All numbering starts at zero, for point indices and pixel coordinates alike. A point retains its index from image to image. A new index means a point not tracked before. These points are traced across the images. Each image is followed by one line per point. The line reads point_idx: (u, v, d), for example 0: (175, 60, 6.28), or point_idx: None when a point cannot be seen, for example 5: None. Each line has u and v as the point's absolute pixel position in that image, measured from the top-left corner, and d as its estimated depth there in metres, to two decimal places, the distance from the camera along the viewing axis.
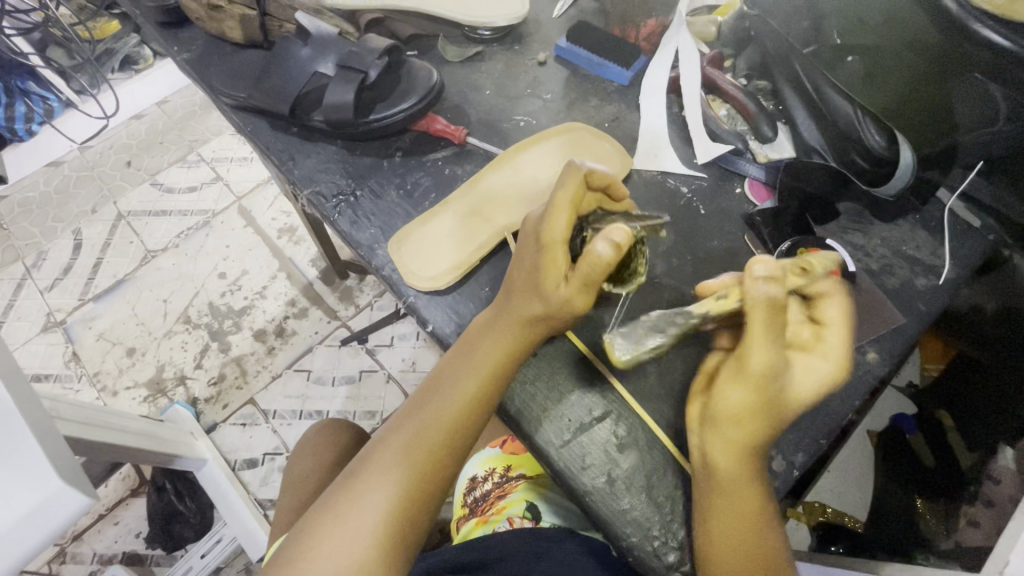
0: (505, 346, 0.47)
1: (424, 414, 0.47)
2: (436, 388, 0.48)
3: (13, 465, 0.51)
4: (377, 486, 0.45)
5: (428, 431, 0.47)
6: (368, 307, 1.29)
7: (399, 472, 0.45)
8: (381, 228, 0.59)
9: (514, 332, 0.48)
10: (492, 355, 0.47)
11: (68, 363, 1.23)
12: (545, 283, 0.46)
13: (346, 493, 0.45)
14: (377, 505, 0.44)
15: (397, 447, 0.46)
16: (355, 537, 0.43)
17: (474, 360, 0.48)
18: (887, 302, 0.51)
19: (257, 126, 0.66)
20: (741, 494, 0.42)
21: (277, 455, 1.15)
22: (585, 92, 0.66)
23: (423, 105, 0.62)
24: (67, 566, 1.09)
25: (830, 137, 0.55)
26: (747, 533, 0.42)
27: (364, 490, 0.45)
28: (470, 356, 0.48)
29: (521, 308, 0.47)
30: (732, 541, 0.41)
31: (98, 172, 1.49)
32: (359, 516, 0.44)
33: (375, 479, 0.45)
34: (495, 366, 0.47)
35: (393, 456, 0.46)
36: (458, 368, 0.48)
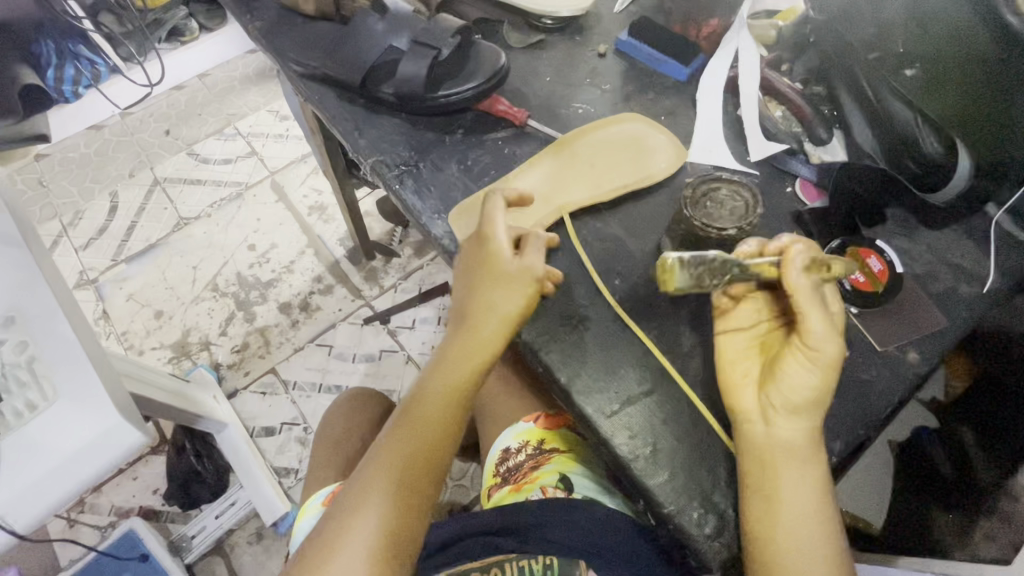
0: (446, 418, 0.53)
1: (375, 476, 0.50)
2: (374, 475, 0.50)
3: (77, 397, 0.52)
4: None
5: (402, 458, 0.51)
6: (392, 289, 1.31)
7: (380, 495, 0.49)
8: (441, 199, 0.62)
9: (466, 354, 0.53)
10: (432, 430, 0.52)
11: (97, 320, 1.27)
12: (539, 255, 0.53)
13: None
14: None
15: (345, 544, 0.47)
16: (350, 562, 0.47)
17: (410, 439, 0.51)
18: (931, 305, 0.53)
19: (324, 95, 0.68)
20: (783, 471, 0.45)
21: (295, 425, 1.17)
22: (643, 85, 0.68)
23: (489, 85, 0.65)
24: (85, 516, 1.08)
25: (885, 143, 0.57)
26: (787, 514, 0.44)
27: (353, 524, 0.48)
28: (410, 437, 0.52)
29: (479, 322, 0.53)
30: (774, 522, 0.44)
31: (137, 139, 1.53)
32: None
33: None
34: (450, 395, 0.53)
35: (344, 557, 0.47)
36: (398, 449, 0.51)
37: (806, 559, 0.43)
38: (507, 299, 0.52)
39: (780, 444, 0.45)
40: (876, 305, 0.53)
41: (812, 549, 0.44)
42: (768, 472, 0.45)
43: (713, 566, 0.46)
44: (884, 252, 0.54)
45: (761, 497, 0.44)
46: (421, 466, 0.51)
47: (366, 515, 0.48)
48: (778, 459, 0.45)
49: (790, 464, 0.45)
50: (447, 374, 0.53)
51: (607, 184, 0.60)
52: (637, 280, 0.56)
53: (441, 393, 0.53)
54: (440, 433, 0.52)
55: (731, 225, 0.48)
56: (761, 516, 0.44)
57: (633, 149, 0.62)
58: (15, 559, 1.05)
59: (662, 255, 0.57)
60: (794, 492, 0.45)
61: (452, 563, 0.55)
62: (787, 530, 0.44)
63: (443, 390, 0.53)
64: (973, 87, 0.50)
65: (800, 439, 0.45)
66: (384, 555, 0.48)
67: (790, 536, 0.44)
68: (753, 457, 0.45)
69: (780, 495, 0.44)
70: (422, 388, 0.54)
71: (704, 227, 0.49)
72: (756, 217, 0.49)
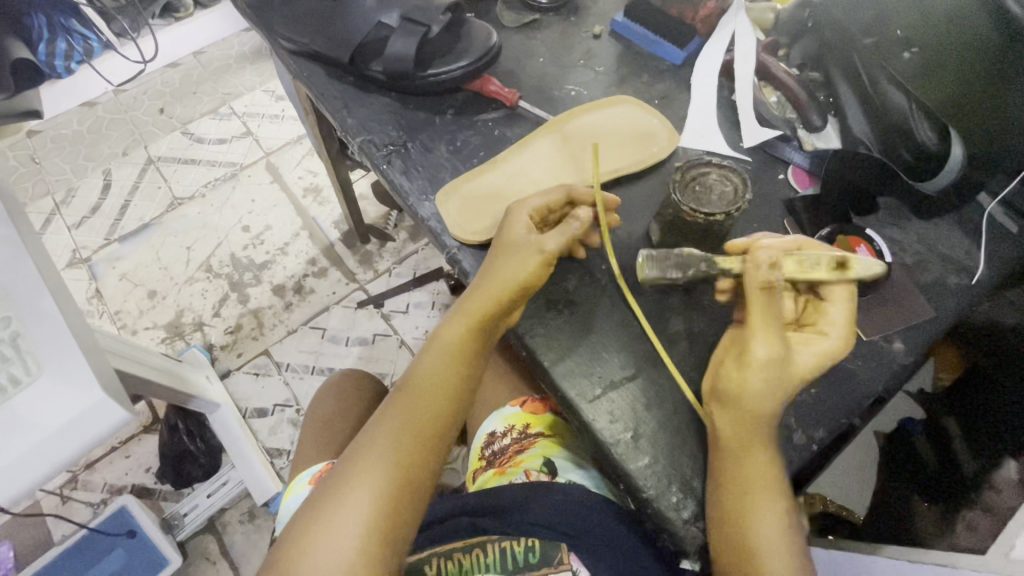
0: (451, 382, 0.52)
1: (375, 452, 0.49)
2: (378, 434, 0.50)
3: (59, 373, 0.52)
4: (331, 543, 0.45)
5: (403, 435, 0.49)
6: (386, 273, 1.30)
7: (378, 473, 0.48)
8: (430, 180, 0.61)
9: (470, 328, 0.52)
10: (436, 395, 0.51)
11: (90, 299, 1.26)
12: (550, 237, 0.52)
13: (296, 561, 0.45)
14: (340, 559, 0.45)
15: (346, 499, 0.47)
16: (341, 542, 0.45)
17: (415, 401, 0.51)
18: (918, 295, 0.53)
19: (313, 72, 0.67)
20: (752, 459, 0.45)
21: (287, 407, 1.17)
22: (637, 68, 0.67)
23: (481, 65, 0.64)
24: (78, 493, 1.09)
25: (879, 130, 0.56)
26: (754, 499, 0.44)
27: (347, 501, 0.47)
28: (415, 397, 0.51)
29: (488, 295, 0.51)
30: (742, 505, 0.44)
31: (130, 117, 1.51)
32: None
33: (328, 534, 0.45)
34: (454, 371, 0.52)
35: (344, 511, 0.46)
36: (401, 410, 0.51)
37: (773, 547, 0.43)
38: (519, 264, 0.51)
39: (750, 429, 0.45)
40: (863, 295, 0.53)
41: (777, 536, 0.44)
42: (738, 455, 0.44)
43: (691, 550, 0.46)
44: (873, 240, 0.54)
45: (730, 480, 0.44)
46: (425, 428, 0.50)
47: (368, 472, 0.48)
48: (746, 445, 0.45)
49: (756, 450, 0.45)
50: (452, 339, 0.52)
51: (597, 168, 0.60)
52: (625, 265, 0.56)
53: (443, 358, 0.52)
54: (444, 398, 0.51)
55: (720, 210, 0.47)
56: (730, 499, 0.44)
57: (625, 133, 0.61)
58: (7, 534, 1.05)
59: (650, 240, 0.56)
60: (761, 478, 0.44)
61: (434, 542, 0.55)
62: (753, 513, 0.43)
63: (448, 353, 0.52)
64: (973, 72, 0.48)
65: (765, 427, 0.46)
66: (385, 513, 0.47)
67: (756, 521, 0.43)
68: (723, 441, 0.45)
69: (748, 479, 0.44)
70: (426, 352, 0.54)
71: (693, 211, 0.47)
72: (745, 202, 0.47)
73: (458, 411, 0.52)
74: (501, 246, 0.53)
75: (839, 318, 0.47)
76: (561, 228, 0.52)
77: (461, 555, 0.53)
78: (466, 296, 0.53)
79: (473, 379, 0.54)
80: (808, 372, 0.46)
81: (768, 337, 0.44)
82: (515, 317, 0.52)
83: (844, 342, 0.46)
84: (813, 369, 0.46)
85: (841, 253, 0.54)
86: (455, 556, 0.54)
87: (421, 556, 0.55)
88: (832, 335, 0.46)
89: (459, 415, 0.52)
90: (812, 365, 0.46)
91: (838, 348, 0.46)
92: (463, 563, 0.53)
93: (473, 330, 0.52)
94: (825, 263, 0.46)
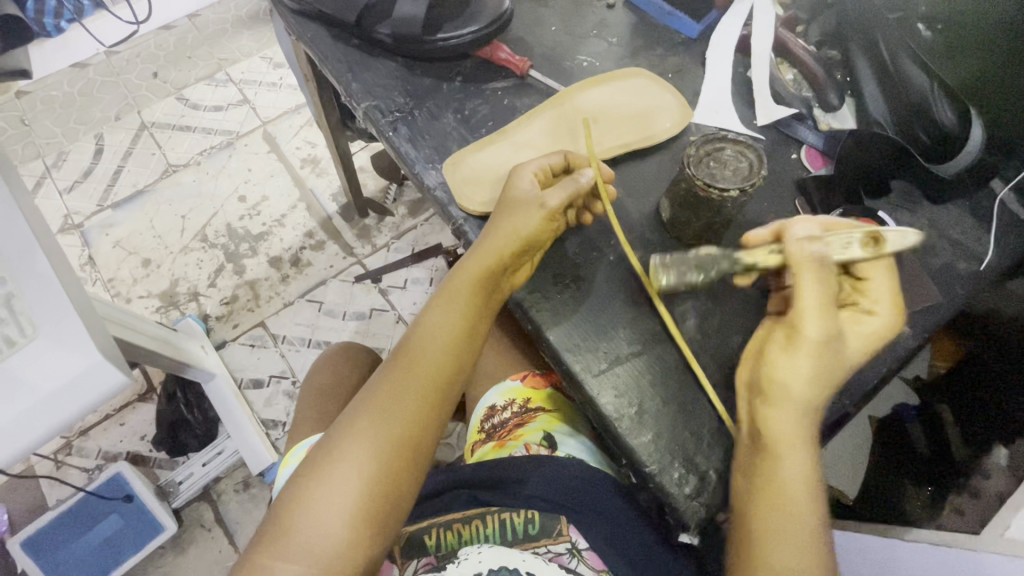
0: (455, 343, 0.51)
1: (372, 414, 0.48)
2: (377, 393, 0.49)
3: (56, 335, 0.51)
4: (332, 498, 0.45)
5: (401, 398, 0.49)
6: (385, 248, 1.29)
7: (374, 435, 0.47)
8: (436, 149, 0.60)
9: (471, 289, 0.51)
10: (434, 358, 0.50)
11: (83, 266, 1.24)
12: (550, 196, 0.50)
13: (295, 514, 0.45)
14: (340, 512, 0.45)
15: (346, 453, 0.46)
16: (338, 502, 0.45)
17: (415, 359, 0.50)
18: (926, 280, 0.53)
19: (317, 33, 0.65)
20: (789, 444, 0.42)
21: (283, 378, 1.17)
22: (652, 40, 0.65)
23: (492, 30, 0.62)
24: (72, 459, 1.08)
25: (898, 113, 0.56)
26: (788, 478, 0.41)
27: (342, 462, 0.46)
28: (416, 356, 0.50)
29: (489, 257, 0.50)
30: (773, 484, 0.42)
31: (122, 79, 1.46)
32: (319, 533, 0.44)
33: (327, 488, 0.45)
34: (454, 334, 0.51)
35: (344, 467, 0.46)
36: (402, 369, 0.50)
37: (795, 538, 0.40)
38: (520, 223, 0.50)
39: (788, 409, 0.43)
40: None
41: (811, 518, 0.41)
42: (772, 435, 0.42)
43: (691, 525, 0.46)
44: (885, 223, 0.53)
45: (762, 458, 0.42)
46: (427, 388, 0.50)
47: (368, 431, 0.47)
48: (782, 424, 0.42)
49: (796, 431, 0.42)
50: (455, 298, 0.51)
51: (607, 143, 0.58)
52: (633, 243, 0.55)
53: (442, 319, 0.51)
54: (446, 358, 0.50)
55: (734, 185, 0.46)
56: (758, 487, 0.42)
57: (639, 107, 0.60)
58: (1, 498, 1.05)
59: (659, 217, 0.56)
60: (793, 472, 0.42)
61: (433, 513, 0.56)
62: (788, 493, 0.41)
63: (451, 313, 0.51)
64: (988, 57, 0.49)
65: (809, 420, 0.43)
66: (386, 470, 0.47)
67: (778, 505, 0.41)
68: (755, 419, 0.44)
69: (778, 460, 0.42)
70: (427, 311, 0.52)
71: (706, 186, 0.46)
72: (759, 177, 0.46)
73: (459, 371, 0.51)
74: (506, 204, 0.52)
75: (884, 297, 0.44)
76: (566, 185, 0.50)
77: (461, 525, 0.53)
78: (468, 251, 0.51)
79: (477, 338, 0.52)
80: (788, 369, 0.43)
81: (828, 318, 0.41)
82: (518, 277, 0.52)
83: (891, 323, 0.43)
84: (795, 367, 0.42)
85: None
86: (453, 527, 0.54)
87: (420, 527, 0.55)
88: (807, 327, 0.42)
89: (460, 378, 0.52)
90: (863, 346, 0.43)
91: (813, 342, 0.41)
92: (462, 533, 0.53)
93: (473, 292, 0.51)
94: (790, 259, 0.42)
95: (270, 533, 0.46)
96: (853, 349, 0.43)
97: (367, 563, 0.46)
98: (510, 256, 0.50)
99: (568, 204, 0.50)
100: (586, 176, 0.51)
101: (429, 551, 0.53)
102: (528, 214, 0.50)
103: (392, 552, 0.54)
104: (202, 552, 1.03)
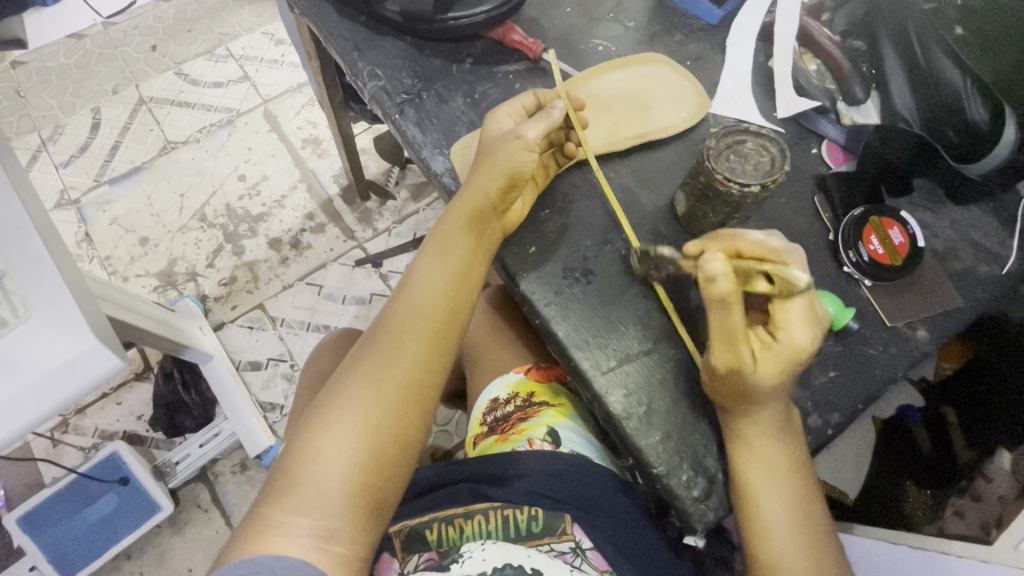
0: (453, 288, 0.51)
1: (372, 360, 0.48)
2: (375, 342, 0.49)
3: (49, 317, 0.49)
4: (338, 446, 0.45)
5: (400, 343, 0.49)
6: (386, 232, 1.27)
7: (376, 380, 0.47)
8: (444, 134, 0.57)
9: (467, 233, 0.51)
10: (431, 300, 0.50)
11: (80, 243, 1.22)
12: (526, 128, 0.50)
13: (300, 465, 0.44)
14: (347, 459, 0.45)
15: (350, 401, 0.46)
16: (344, 450, 0.45)
17: (413, 304, 0.50)
18: (946, 283, 0.51)
19: (322, 9, 0.62)
20: (774, 467, 0.45)
21: (281, 361, 1.15)
22: (670, 25, 0.62)
23: (505, 11, 0.59)
24: (68, 437, 1.08)
25: (927, 108, 0.54)
26: (771, 505, 0.45)
27: (345, 410, 0.46)
28: (412, 301, 0.50)
29: (479, 198, 0.50)
30: (760, 513, 0.45)
31: (120, 52, 1.42)
32: (327, 481, 0.44)
33: (331, 437, 0.45)
34: (454, 279, 0.51)
35: (347, 414, 0.46)
36: (401, 315, 0.50)
37: (789, 554, 0.44)
38: (504, 158, 0.49)
39: (763, 439, 0.45)
40: (893, 279, 0.51)
41: (798, 527, 0.45)
42: (754, 467, 0.45)
43: (698, 528, 0.46)
44: (907, 223, 0.52)
45: (747, 496, 0.45)
46: (426, 332, 0.49)
47: (370, 379, 0.47)
48: (760, 457, 0.45)
49: (771, 454, 0.45)
50: (453, 247, 0.51)
51: (621, 130, 0.56)
52: (645, 237, 0.53)
53: (439, 266, 0.51)
54: (445, 304, 0.50)
55: (755, 181, 0.44)
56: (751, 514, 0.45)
57: (655, 93, 0.58)
58: None
59: (674, 211, 0.54)
60: (780, 486, 0.45)
61: (434, 507, 0.54)
62: (769, 518, 0.45)
63: (447, 260, 0.51)
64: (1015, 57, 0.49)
65: (783, 427, 0.46)
66: (391, 414, 0.47)
67: (770, 525, 0.45)
68: (751, 447, 0.45)
69: (762, 486, 0.45)
70: (422, 262, 0.52)
71: (727, 180, 0.44)
72: (782, 173, 0.44)
73: (459, 317, 0.51)
74: (486, 144, 0.52)
75: (795, 321, 0.43)
76: (541, 119, 0.51)
77: (463, 521, 0.53)
78: (462, 198, 0.51)
79: (478, 282, 0.52)
80: (771, 375, 0.44)
81: (790, 329, 0.43)
82: (510, 215, 0.52)
83: (803, 343, 0.43)
84: (778, 373, 0.44)
85: (874, 234, 0.51)
86: (456, 522, 0.53)
87: (422, 520, 0.54)
88: (787, 335, 0.43)
89: (461, 322, 0.52)
90: (772, 371, 0.43)
91: (797, 346, 0.43)
92: (464, 528, 0.52)
93: (469, 236, 0.51)
94: (759, 278, 0.43)
95: (273, 490, 0.44)
96: (762, 373, 0.43)
97: (376, 509, 0.45)
98: (498, 194, 0.50)
99: (546, 135, 0.51)
100: (560, 108, 0.52)
101: (431, 546, 0.52)
102: (520, 155, 0.49)
103: (393, 545, 0.53)
104: (198, 533, 1.03)
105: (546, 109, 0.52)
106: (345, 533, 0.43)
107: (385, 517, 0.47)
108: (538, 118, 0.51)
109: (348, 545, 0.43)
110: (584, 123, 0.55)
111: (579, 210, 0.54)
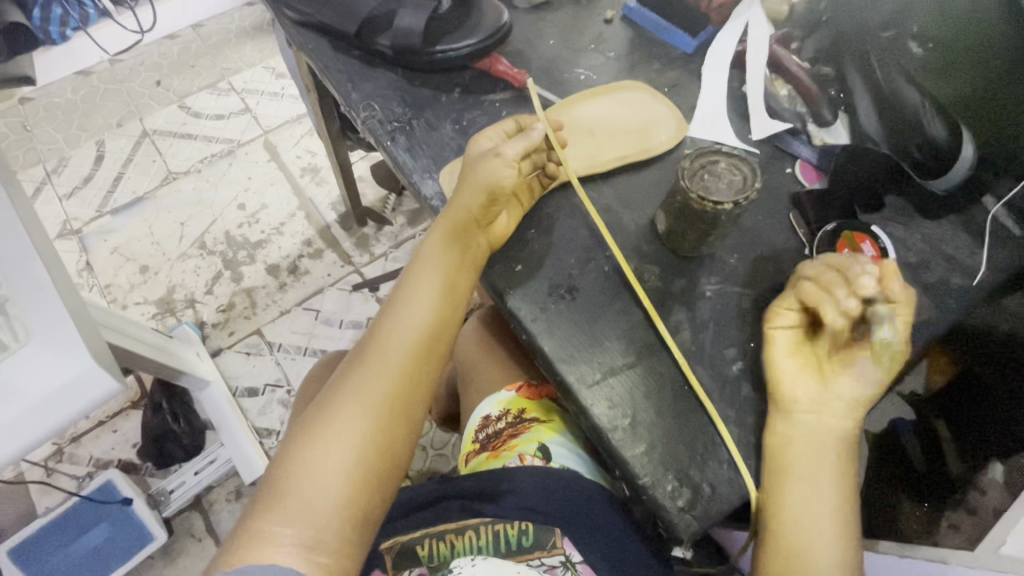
0: (442, 302, 0.53)
1: (360, 373, 0.49)
2: (364, 355, 0.51)
3: (47, 340, 0.50)
4: (325, 458, 0.46)
5: (389, 356, 0.50)
6: (382, 257, 1.29)
7: (365, 391, 0.48)
8: (433, 158, 0.60)
9: (453, 248, 0.53)
10: (418, 314, 0.52)
11: (80, 272, 1.24)
12: (510, 148, 0.52)
13: (288, 478, 0.45)
14: (335, 471, 0.45)
15: (338, 413, 0.48)
16: (332, 462, 0.46)
17: (399, 318, 0.52)
18: (920, 295, 0.53)
19: (319, 45, 0.65)
20: (802, 469, 0.46)
21: (278, 387, 1.16)
22: (650, 55, 0.66)
23: (490, 43, 0.63)
24: (63, 466, 1.07)
25: (892, 131, 0.56)
26: (799, 512, 0.46)
27: (334, 422, 0.47)
28: (399, 314, 0.52)
29: (464, 214, 0.52)
30: (784, 513, 0.46)
31: (126, 87, 1.47)
32: (316, 492, 0.45)
33: (320, 449, 0.46)
34: (440, 293, 0.53)
35: (337, 425, 0.47)
36: (388, 329, 0.51)
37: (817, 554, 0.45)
38: (488, 176, 0.52)
39: (792, 445, 0.46)
40: None
41: (831, 538, 0.45)
42: (786, 472, 0.46)
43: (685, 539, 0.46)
44: (878, 238, 0.54)
45: (774, 503, 0.46)
46: (413, 346, 0.51)
47: (357, 391, 0.48)
48: (789, 465, 0.46)
49: (805, 463, 0.46)
50: (438, 263, 0.53)
51: (604, 155, 0.59)
52: (629, 254, 0.55)
53: (427, 280, 0.53)
54: (431, 318, 0.52)
55: (728, 199, 0.46)
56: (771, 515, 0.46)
57: (635, 118, 0.61)
58: None
59: (656, 229, 0.56)
60: (809, 489, 0.46)
61: (425, 524, 0.56)
62: (796, 521, 0.46)
63: (434, 276, 0.53)
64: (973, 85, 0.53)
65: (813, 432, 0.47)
66: (379, 426, 0.48)
67: (799, 526, 0.45)
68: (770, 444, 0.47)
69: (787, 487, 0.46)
70: (410, 277, 0.54)
71: (701, 198, 0.47)
72: (754, 190, 0.46)
73: (446, 330, 0.53)
74: (470, 163, 0.54)
75: None
76: (521, 140, 0.53)
77: (455, 537, 0.54)
78: (447, 215, 0.53)
79: (464, 297, 0.54)
80: None
81: None
82: (495, 232, 0.54)
83: None
84: None
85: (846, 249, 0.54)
86: (447, 538, 0.54)
87: (414, 536, 0.55)
88: None
89: (448, 335, 0.53)
90: None
91: None
92: (454, 544, 0.53)
93: (456, 250, 0.53)
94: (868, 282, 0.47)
95: (262, 502, 0.45)
96: None
97: (363, 521, 0.46)
98: (481, 210, 0.52)
99: (527, 155, 0.53)
100: (540, 130, 0.54)
101: (422, 562, 0.54)
102: (500, 174, 0.51)
103: (383, 562, 0.55)
104: (192, 562, 1.02)
105: (527, 131, 0.55)
106: (332, 545, 0.44)
107: (372, 531, 0.47)
108: (521, 141, 0.53)
109: (333, 557, 0.43)
110: (564, 144, 0.57)
111: (564, 229, 0.56)
